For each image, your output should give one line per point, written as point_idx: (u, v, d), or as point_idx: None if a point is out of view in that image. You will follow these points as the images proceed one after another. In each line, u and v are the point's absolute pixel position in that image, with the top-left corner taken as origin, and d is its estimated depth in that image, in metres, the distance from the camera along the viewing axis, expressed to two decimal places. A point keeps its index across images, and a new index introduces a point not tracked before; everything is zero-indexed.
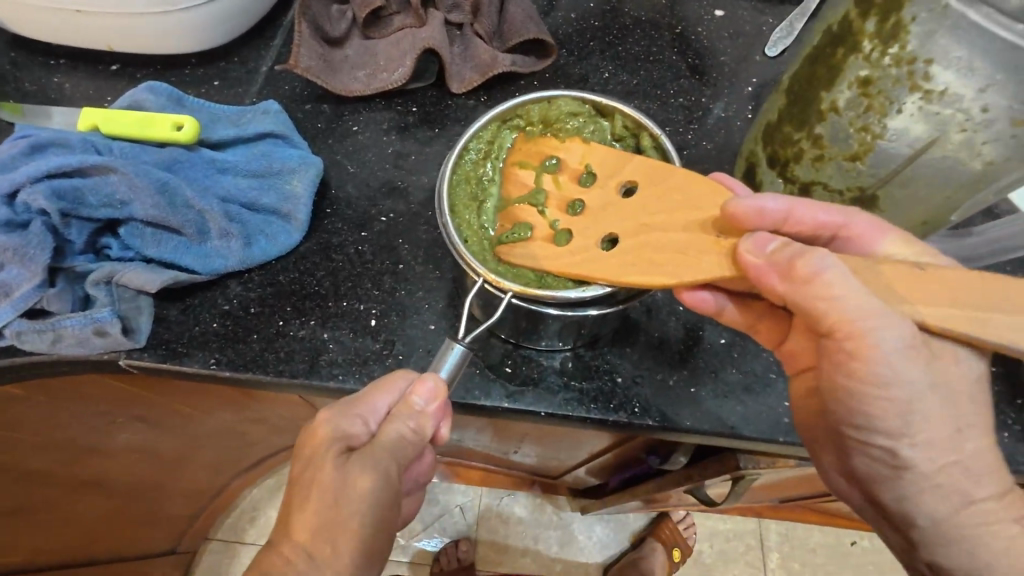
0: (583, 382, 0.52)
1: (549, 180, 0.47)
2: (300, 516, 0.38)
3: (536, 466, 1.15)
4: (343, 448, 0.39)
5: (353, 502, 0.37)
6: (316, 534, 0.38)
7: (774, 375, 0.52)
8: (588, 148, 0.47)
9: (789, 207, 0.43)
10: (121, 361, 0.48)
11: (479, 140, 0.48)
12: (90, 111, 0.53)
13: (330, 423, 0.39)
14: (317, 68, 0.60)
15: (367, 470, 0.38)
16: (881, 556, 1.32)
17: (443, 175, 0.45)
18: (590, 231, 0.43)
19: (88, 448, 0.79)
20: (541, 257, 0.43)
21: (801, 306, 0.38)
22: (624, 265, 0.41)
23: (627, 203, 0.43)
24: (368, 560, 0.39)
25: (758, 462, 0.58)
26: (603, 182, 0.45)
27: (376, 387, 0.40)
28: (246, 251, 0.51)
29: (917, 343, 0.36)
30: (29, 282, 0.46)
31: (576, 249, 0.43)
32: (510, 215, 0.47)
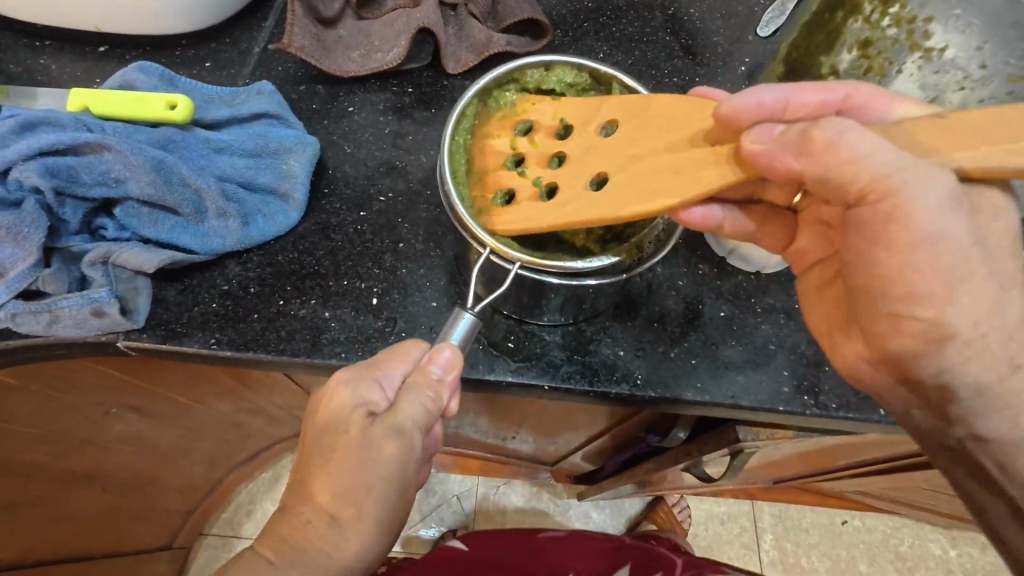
0: (586, 356, 0.52)
1: (525, 142, 0.47)
2: (323, 481, 0.40)
3: (533, 453, 1.16)
4: (365, 413, 0.40)
5: (378, 467, 0.39)
6: (337, 499, 0.39)
7: (773, 347, 0.53)
8: (556, 104, 0.47)
9: (785, 93, 0.41)
10: (120, 342, 0.48)
11: (475, 105, 0.49)
12: (80, 91, 0.52)
13: (350, 390, 0.40)
14: (311, 47, 0.59)
15: (391, 436, 0.39)
16: (872, 535, 1.35)
17: (446, 134, 0.46)
18: (576, 177, 0.42)
19: (83, 440, 0.77)
20: (527, 216, 0.42)
21: (826, 181, 0.35)
22: (619, 197, 0.39)
23: (609, 145, 0.42)
24: (387, 523, 0.41)
25: (758, 434, 0.58)
26: (580, 130, 0.44)
27: (392, 355, 0.41)
28: (244, 231, 0.51)
29: (959, 195, 0.33)
30: (24, 262, 0.45)
31: (564, 200, 0.41)
32: (490, 184, 0.46)
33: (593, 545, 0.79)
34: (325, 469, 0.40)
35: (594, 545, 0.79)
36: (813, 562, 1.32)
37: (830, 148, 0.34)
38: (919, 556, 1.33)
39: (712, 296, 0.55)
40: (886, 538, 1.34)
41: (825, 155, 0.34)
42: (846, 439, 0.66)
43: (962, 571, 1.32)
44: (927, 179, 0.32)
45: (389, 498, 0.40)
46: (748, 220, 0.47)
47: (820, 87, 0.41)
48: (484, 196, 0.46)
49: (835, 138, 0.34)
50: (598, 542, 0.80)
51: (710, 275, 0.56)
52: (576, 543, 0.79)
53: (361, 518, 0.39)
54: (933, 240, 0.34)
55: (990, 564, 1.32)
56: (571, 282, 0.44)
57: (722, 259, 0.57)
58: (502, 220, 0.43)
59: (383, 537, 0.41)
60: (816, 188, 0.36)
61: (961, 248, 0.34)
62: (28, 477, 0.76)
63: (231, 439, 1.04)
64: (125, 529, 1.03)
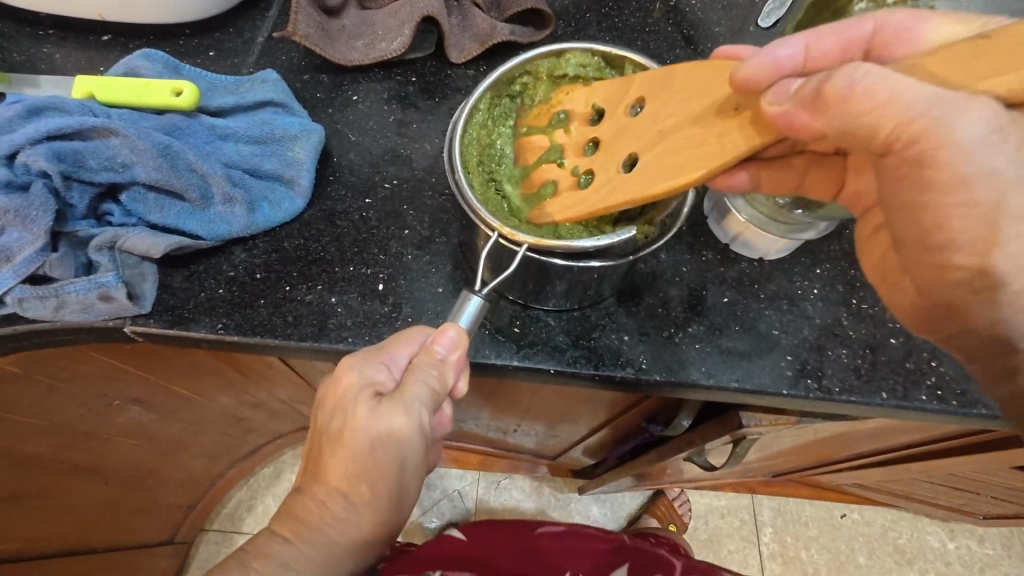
0: (590, 341, 0.52)
1: (561, 133, 0.47)
2: (333, 460, 0.42)
3: (534, 446, 1.16)
4: (372, 395, 0.40)
5: (387, 447, 0.40)
6: (348, 478, 0.41)
7: (777, 332, 0.54)
8: (587, 90, 0.46)
9: (807, 41, 0.40)
10: (126, 327, 0.48)
11: (487, 101, 0.49)
12: (85, 77, 0.52)
13: (356, 372, 0.40)
14: (315, 36, 0.59)
15: (399, 417, 0.40)
16: (870, 528, 1.35)
17: (456, 121, 0.46)
18: (608, 163, 0.43)
19: (86, 432, 0.77)
20: (567, 207, 0.43)
21: (847, 131, 0.35)
22: (651, 178, 0.40)
23: (637, 126, 0.42)
24: (398, 498, 0.43)
25: (760, 420, 0.58)
26: (613, 114, 0.44)
27: (398, 337, 0.41)
28: (250, 217, 0.51)
29: (1002, 125, 0.31)
30: (32, 245, 0.45)
31: (598, 186, 0.42)
32: (531, 179, 0.47)
33: (588, 546, 0.78)
34: (336, 449, 0.41)
35: (589, 546, 0.78)
36: (813, 555, 1.33)
37: (849, 97, 0.34)
38: (918, 549, 1.33)
39: (715, 282, 0.56)
40: (884, 530, 1.35)
41: (843, 106, 0.34)
42: (847, 426, 0.66)
43: (960, 563, 1.32)
44: (960, 109, 0.31)
45: (401, 475, 0.42)
46: (788, 173, 0.46)
47: (839, 28, 0.41)
48: (523, 193, 0.47)
49: (851, 86, 0.33)
50: (594, 543, 0.79)
51: (714, 261, 0.57)
52: (572, 543, 0.79)
53: (375, 495, 0.42)
54: (963, 189, 0.32)
55: (988, 557, 1.33)
56: (575, 265, 0.44)
57: (725, 246, 0.57)
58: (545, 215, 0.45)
59: (396, 509, 0.44)
60: (841, 142, 0.36)
61: (1000, 194, 0.32)
62: (30, 469, 0.76)
63: (232, 433, 1.04)
64: (127, 523, 1.03)
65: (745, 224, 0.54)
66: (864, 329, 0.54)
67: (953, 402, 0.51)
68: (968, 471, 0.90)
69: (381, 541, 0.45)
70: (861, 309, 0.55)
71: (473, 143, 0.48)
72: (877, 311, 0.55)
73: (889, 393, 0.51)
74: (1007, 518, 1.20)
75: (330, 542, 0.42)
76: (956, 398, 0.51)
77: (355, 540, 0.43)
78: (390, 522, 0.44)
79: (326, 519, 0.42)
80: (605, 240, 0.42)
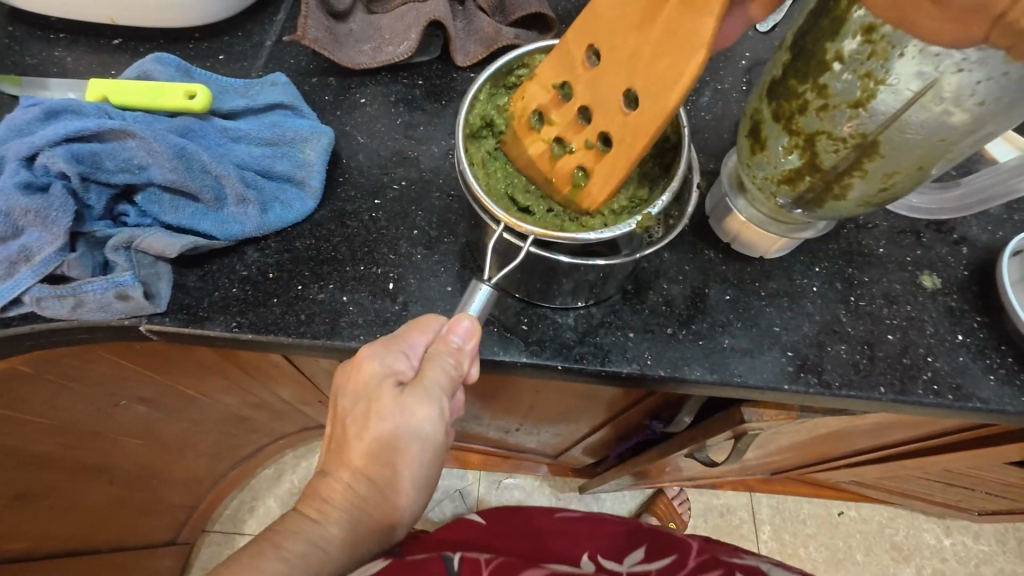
0: (597, 337, 0.54)
1: (547, 128, 0.45)
2: (356, 445, 0.44)
3: (535, 445, 1.17)
4: (394, 382, 0.43)
5: (409, 428, 0.44)
6: (372, 461, 0.44)
7: (778, 329, 0.55)
8: (534, 80, 0.45)
9: None
10: (142, 326, 0.49)
11: (487, 93, 0.49)
12: (98, 81, 0.53)
13: (378, 361, 0.43)
14: (323, 40, 0.60)
15: (421, 401, 0.43)
16: (868, 525, 1.37)
17: (459, 114, 0.45)
18: (609, 113, 0.41)
19: (94, 431, 0.78)
20: (609, 175, 0.42)
21: None
22: (661, 101, 0.38)
23: (609, 68, 0.40)
24: (421, 481, 0.46)
25: (762, 415, 0.59)
26: (575, 79, 0.42)
27: (415, 326, 0.44)
28: (263, 217, 0.52)
29: None
30: (51, 245, 0.46)
31: (621, 140, 0.41)
32: (560, 178, 0.46)
33: (614, 530, 0.74)
34: (361, 433, 0.44)
35: (615, 531, 0.74)
36: (811, 552, 1.34)
37: None
38: (914, 546, 1.35)
39: (717, 281, 0.57)
40: (881, 527, 1.37)
41: None
42: (846, 422, 0.67)
43: (956, 559, 1.34)
44: None
45: (422, 457, 0.45)
46: None
47: None
48: (561, 196, 0.47)
49: None
50: (619, 527, 0.74)
51: (716, 260, 0.58)
52: (598, 526, 0.74)
53: (397, 477, 0.45)
54: None
55: (983, 552, 1.35)
56: (581, 263, 0.45)
57: (727, 245, 0.59)
58: (594, 198, 0.44)
59: (420, 492, 0.46)
60: None
61: None
62: (38, 468, 0.76)
63: (237, 433, 1.05)
64: (131, 523, 1.03)
65: (745, 223, 0.55)
66: (862, 325, 0.56)
67: (948, 396, 0.52)
68: (963, 467, 0.91)
69: (403, 524, 0.47)
70: (859, 306, 0.56)
71: (469, 137, 0.48)
72: (875, 308, 0.56)
73: (887, 387, 0.53)
74: (1002, 513, 1.22)
75: (355, 519, 0.44)
76: (951, 392, 0.53)
77: (380, 520, 0.45)
78: (412, 505, 0.46)
79: (352, 498, 0.45)
80: (605, 232, 0.43)
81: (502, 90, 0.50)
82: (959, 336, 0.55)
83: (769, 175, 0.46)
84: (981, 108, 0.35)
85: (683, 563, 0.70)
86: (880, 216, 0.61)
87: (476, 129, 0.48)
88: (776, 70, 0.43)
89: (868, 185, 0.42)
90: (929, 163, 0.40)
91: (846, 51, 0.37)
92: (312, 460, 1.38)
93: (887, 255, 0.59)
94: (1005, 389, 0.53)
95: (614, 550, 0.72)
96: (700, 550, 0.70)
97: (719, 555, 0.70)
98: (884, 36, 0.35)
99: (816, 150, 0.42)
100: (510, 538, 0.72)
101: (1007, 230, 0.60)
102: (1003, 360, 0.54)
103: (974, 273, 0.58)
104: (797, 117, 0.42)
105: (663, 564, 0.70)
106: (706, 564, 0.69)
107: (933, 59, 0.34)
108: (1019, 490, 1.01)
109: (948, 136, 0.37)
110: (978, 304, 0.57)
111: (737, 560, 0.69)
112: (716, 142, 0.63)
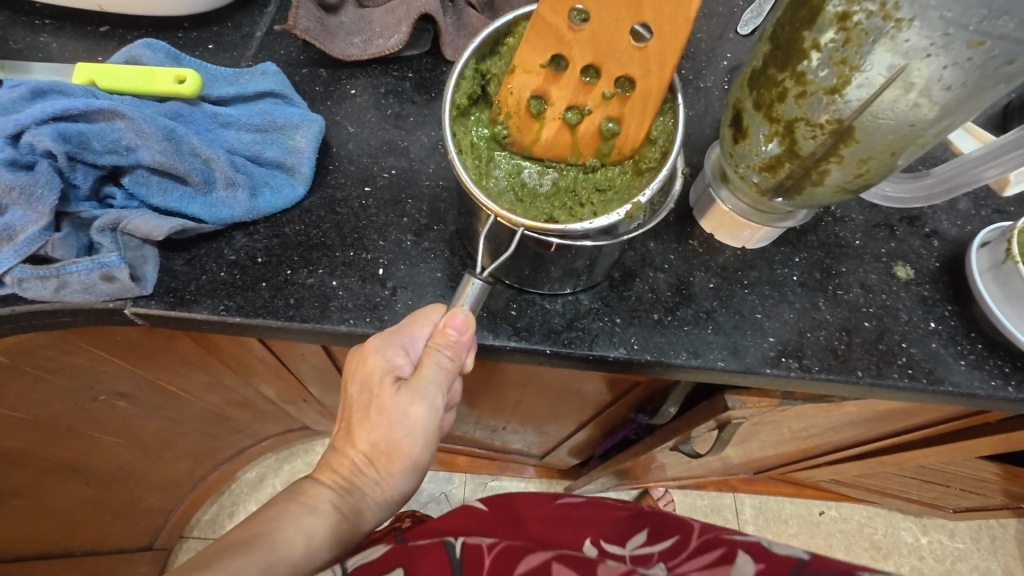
0: (585, 322, 0.54)
1: (560, 81, 0.44)
2: (364, 425, 0.51)
3: (521, 446, 1.17)
4: (393, 375, 0.47)
5: (409, 409, 0.49)
6: (377, 441, 0.51)
7: (759, 315, 0.56)
8: (518, 71, 0.44)
9: None
10: (127, 308, 0.48)
11: (472, 70, 0.50)
12: (86, 65, 0.53)
13: (380, 356, 0.47)
14: (314, 30, 0.60)
15: (418, 392, 0.48)
16: (848, 524, 1.39)
17: (446, 95, 0.46)
18: (633, 12, 0.39)
19: (70, 428, 0.76)
20: (644, 109, 0.44)
21: None
22: None
23: (604, 16, 0.40)
24: (421, 452, 0.52)
25: (746, 402, 0.60)
26: (567, 47, 0.42)
27: (415, 321, 0.47)
28: (253, 202, 0.52)
29: None
30: (36, 224, 0.46)
31: (645, 73, 0.42)
32: (601, 107, 0.45)
33: (616, 516, 0.70)
34: (367, 416, 0.50)
35: (617, 517, 0.70)
36: None
37: None
38: (893, 543, 1.38)
39: (702, 270, 0.58)
40: (860, 526, 1.39)
41: None
42: (825, 413, 0.69)
43: (932, 556, 1.37)
44: None
45: (421, 435, 0.50)
46: None
47: None
48: (594, 152, 0.48)
49: None
50: (620, 513, 0.71)
51: (699, 250, 0.59)
52: (601, 515, 0.70)
53: (399, 449, 0.51)
54: None
55: (959, 550, 1.38)
56: (571, 245, 0.45)
57: (709, 236, 0.60)
58: (634, 136, 0.47)
59: (423, 458, 0.53)
60: None
61: None
62: (10, 466, 0.74)
63: (218, 433, 1.03)
64: (105, 527, 1.00)
65: (728, 213, 0.56)
66: (840, 312, 0.57)
67: (922, 380, 0.54)
68: (937, 462, 0.94)
69: (410, 481, 0.55)
70: (837, 295, 0.58)
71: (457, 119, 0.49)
72: (852, 297, 0.58)
73: (865, 371, 0.54)
74: (975, 509, 1.25)
75: (369, 483, 0.53)
76: (925, 375, 0.55)
77: (389, 483, 0.53)
78: (414, 470, 0.54)
79: (364, 466, 0.53)
80: (598, 222, 0.44)
81: (487, 62, 0.51)
82: (932, 323, 0.57)
83: (751, 163, 0.48)
84: (949, 93, 0.37)
85: (685, 545, 0.64)
86: (856, 210, 0.63)
87: (464, 107, 0.50)
88: (757, 61, 0.45)
89: (844, 171, 0.44)
90: (901, 149, 0.41)
91: (823, 40, 0.39)
92: (294, 463, 1.36)
93: (863, 247, 0.61)
94: (975, 373, 0.55)
95: (616, 535, 0.67)
96: (704, 529, 0.65)
97: (724, 535, 0.64)
98: (858, 23, 0.37)
99: (795, 136, 0.43)
100: (513, 524, 0.65)
101: (975, 225, 0.63)
102: (974, 347, 0.56)
103: (945, 264, 0.61)
104: (776, 105, 0.43)
105: (666, 545, 0.64)
106: (711, 542, 0.63)
107: (904, 46, 0.36)
108: (990, 485, 1.04)
109: (917, 123, 0.39)
110: (949, 293, 0.59)
111: (739, 538, 0.62)
112: (699, 137, 0.65)
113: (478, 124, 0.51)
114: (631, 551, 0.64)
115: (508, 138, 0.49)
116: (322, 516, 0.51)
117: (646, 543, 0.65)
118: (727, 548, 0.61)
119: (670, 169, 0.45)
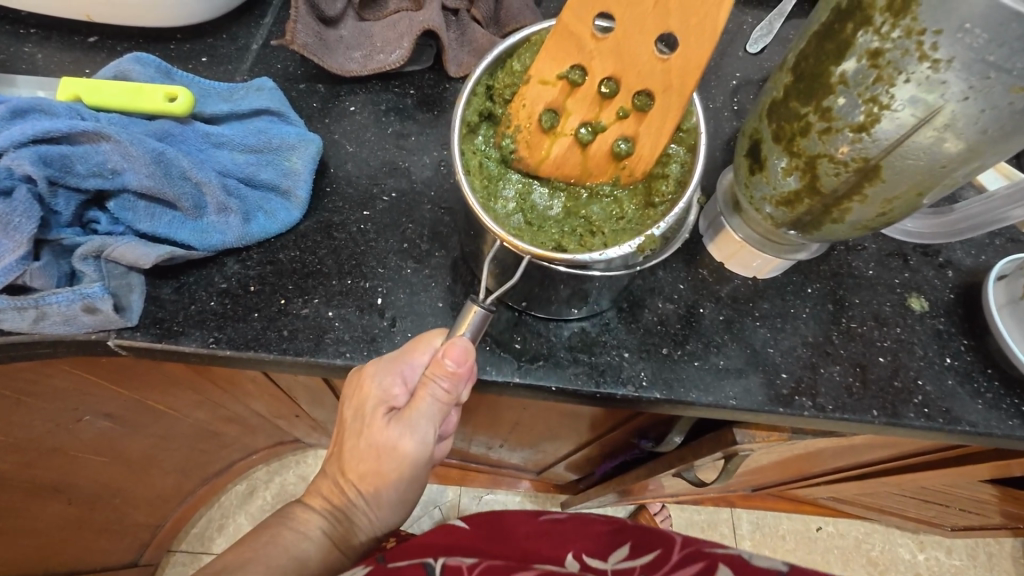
0: (591, 356, 0.52)
1: (577, 92, 0.43)
2: (353, 454, 0.48)
3: (518, 462, 1.15)
4: (387, 404, 0.45)
5: (397, 442, 0.46)
6: (364, 474, 0.48)
7: (771, 349, 0.55)
8: (534, 81, 0.43)
9: None
10: (111, 340, 0.46)
11: (483, 86, 0.48)
12: (72, 80, 0.51)
13: (376, 384, 0.45)
14: (313, 45, 0.57)
15: (410, 426, 0.46)
16: (845, 540, 1.38)
17: (457, 112, 0.44)
18: (660, 18, 0.38)
19: (52, 450, 0.73)
20: (661, 128, 0.42)
21: None
22: None
23: (629, 24, 0.39)
24: (409, 486, 0.50)
25: (754, 437, 0.58)
26: (588, 56, 0.41)
27: (415, 348, 0.44)
28: (245, 227, 0.50)
29: None
30: (12, 254, 0.43)
31: (667, 87, 0.41)
32: (620, 123, 0.43)
33: (600, 530, 0.60)
34: (356, 444, 0.48)
35: (600, 532, 0.60)
36: None
37: None
38: (890, 560, 1.36)
39: (711, 300, 0.56)
40: (857, 543, 1.38)
41: None
42: (831, 442, 0.67)
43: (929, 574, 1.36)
44: None
45: (408, 470, 0.48)
46: None
47: None
48: (605, 174, 0.46)
49: None
50: (604, 526, 0.61)
51: (709, 279, 0.58)
52: (584, 527, 0.61)
53: (384, 483, 0.48)
54: None
55: (956, 567, 1.37)
56: (579, 273, 0.43)
57: (720, 264, 0.58)
58: (647, 157, 0.44)
59: (410, 493, 0.51)
60: None
61: None
62: None
63: (207, 449, 1.00)
64: (90, 544, 0.98)
65: (741, 242, 0.55)
66: (854, 346, 0.56)
67: (938, 419, 0.53)
68: (937, 484, 0.93)
69: (394, 514, 0.53)
70: (850, 328, 0.57)
71: (466, 132, 0.47)
72: (866, 330, 0.57)
73: (881, 410, 0.53)
74: (974, 528, 1.24)
75: (353, 519, 0.51)
76: (941, 415, 0.53)
77: (373, 516, 0.51)
78: (396, 506, 0.51)
79: (349, 500, 0.50)
80: (609, 252, 0.42)
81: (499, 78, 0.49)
82: (947, 359, 0.56)
83: (767, 195, 0.46)
84: (981, 136, 0.35)
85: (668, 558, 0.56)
86: (870, 239, 0.62)
87: (474, 125, 0.48)
88: (776, 93, 0.43)
89: (866, 210, 0.42)
90: (928, 188, 0.39)
91: (851, 74, 0.37)
92: (285, 476, 1.33)
93: (876, 277, 0.60)
94: (992, 412, 0.53)
95: (599, 549, 0.58)
96: (685, 542, 0.57)
97: (705, 549, 0.56)
98: (891, 61, 0.35)
99: (817, 172, 0.41)
100: (496, 542, 0.57)
101: (990, 255, 0.61)
102: (989, 384, 0.54)
103: (960, 296, 0.59)
104: (798, 139, 0.42)
105: (648, 560, 0.56)
106: (691, 555, 0.55)
107: (938, 86, 0.34)
108: (990, 506, 1.03)
109: (948, 163, 0.37)
110: (966, 326, 0.57)
111: (721, 551, 0.55)
112: (708, 159, 0.63)
113: (487, 143, 0.48)
114: (613, 566, 0.56)
115: (515, 153, 0.46)
116: (314, 550, 0.50)
117: (629, 557, 0.56)
118: (707, 562, 0.54)
119: (687, 206, 0.43)
